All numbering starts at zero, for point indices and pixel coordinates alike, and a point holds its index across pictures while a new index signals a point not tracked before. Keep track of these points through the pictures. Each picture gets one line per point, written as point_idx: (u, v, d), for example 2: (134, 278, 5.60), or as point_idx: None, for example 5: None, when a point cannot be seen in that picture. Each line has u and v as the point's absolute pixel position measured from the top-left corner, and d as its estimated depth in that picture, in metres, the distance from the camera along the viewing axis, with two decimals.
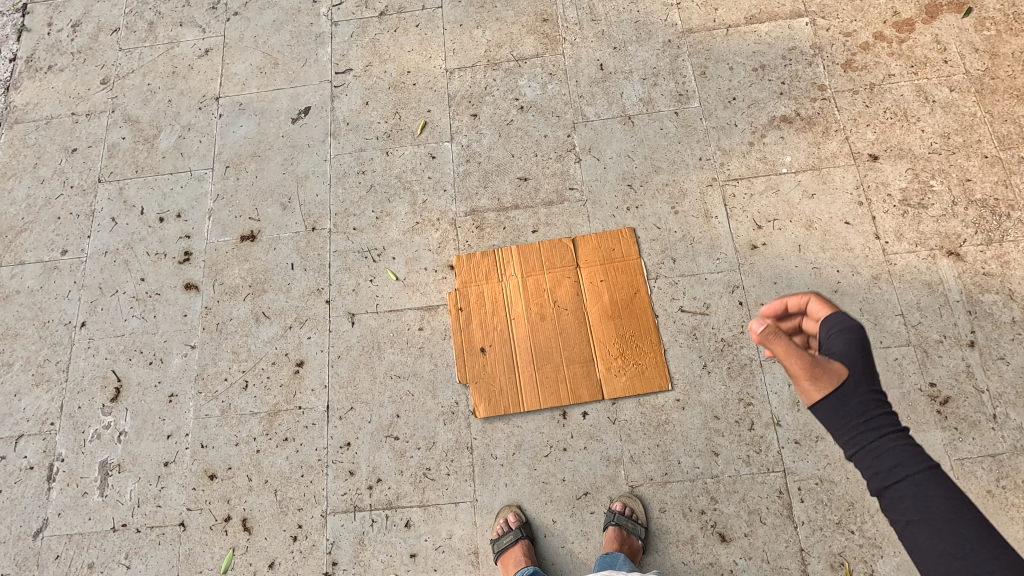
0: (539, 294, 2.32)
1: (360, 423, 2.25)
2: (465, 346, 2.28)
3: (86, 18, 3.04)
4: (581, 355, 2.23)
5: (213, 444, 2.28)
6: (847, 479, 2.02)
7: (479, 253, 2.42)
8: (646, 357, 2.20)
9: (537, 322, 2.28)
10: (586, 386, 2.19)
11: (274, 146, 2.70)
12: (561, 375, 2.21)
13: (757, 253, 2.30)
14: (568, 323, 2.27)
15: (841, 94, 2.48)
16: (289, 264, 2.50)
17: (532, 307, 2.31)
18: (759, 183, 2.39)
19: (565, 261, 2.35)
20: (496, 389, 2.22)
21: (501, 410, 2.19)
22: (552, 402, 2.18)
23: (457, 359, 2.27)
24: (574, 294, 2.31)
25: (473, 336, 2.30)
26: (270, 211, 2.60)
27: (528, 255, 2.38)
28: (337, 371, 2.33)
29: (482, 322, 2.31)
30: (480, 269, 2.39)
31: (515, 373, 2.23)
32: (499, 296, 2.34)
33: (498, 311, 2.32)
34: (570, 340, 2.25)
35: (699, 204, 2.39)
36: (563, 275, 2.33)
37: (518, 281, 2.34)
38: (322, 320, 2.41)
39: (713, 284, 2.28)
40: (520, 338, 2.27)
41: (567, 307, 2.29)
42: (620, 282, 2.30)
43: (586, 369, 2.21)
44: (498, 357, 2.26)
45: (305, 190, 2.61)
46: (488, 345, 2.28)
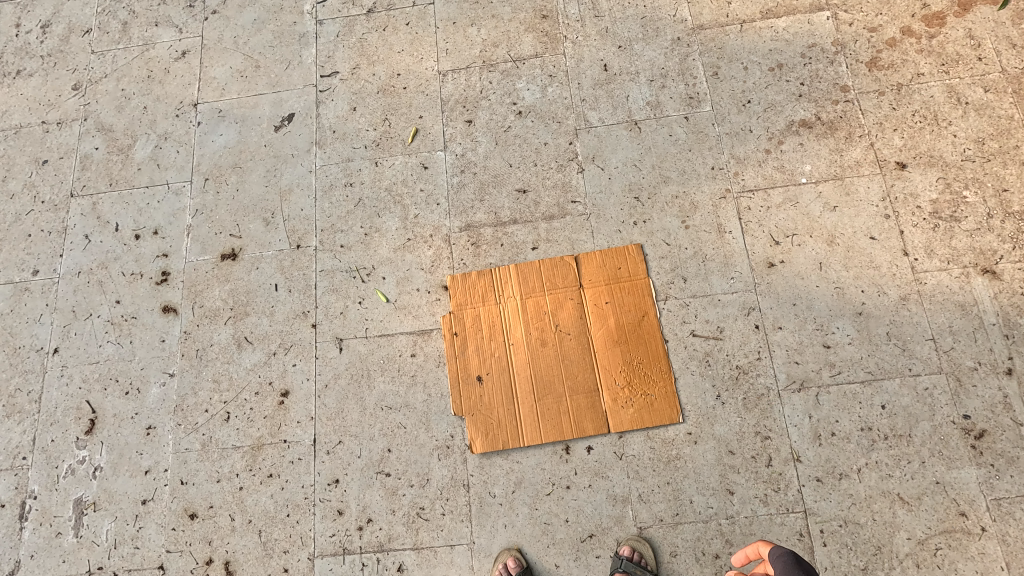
0: (540, 318, 2.15)
1: (349, 458, 2.11)
2: (461, 375, 2.13)
3: (56, 18, 2.86)
4: (585, 385, 2.07)
5: (194, 480, 2.14)
6: (873, 521, 1.87)
7: (474, 272, 2.25)
8: (656, 387, 2.04)
9: (537, 349, 2.12)
10: (590, 419, 2.04)
11: (256, 156, 2.53)
12: (563, 407, 2.06)
13: (774, 271, 2.13)
14: (570, 350, 2.11)
15: (866, 95, 2.28)
16: (272, 285, 2.34)
17: (532, 332, 2.14)
18: (777, 195, 2.21)
19: (567, 281, 2.18)
20: (494, 423, 2.07)
21: (500, 445, 2.04)
22: (554, 437, 2.04)
23: (452, 388, 2.12)
24: (577, 318, 2.14)
25: (469, 364, 2.14)
26: (252, 227, 2.43)
27: (527, 275, 2.21)
28: (325, 401, 2.18)
29: (479, 349, 2.15)
30: (476, 290, 2.22)
31: (515, 404, 2.08)
32: (496, 320, 2.17)
33: (495, 337, 2.16)
34: (572, 368, 2.09)
35: (711, 218, 2.22)
36: (565, 297, 2.17)
37: (517, 303, 2.18)
38: (308, 346, 2.25)
39: (727, 306, 2.12)
40: (519, 366, 2.11)
41: (570, 331, 2.13)
42: (626, 305, 2.13)
43: (590, 401, 2.05)
44: (495, 387, 2.10)
45: (289, 204, 2.44)
46: (484, 374, 2.12)
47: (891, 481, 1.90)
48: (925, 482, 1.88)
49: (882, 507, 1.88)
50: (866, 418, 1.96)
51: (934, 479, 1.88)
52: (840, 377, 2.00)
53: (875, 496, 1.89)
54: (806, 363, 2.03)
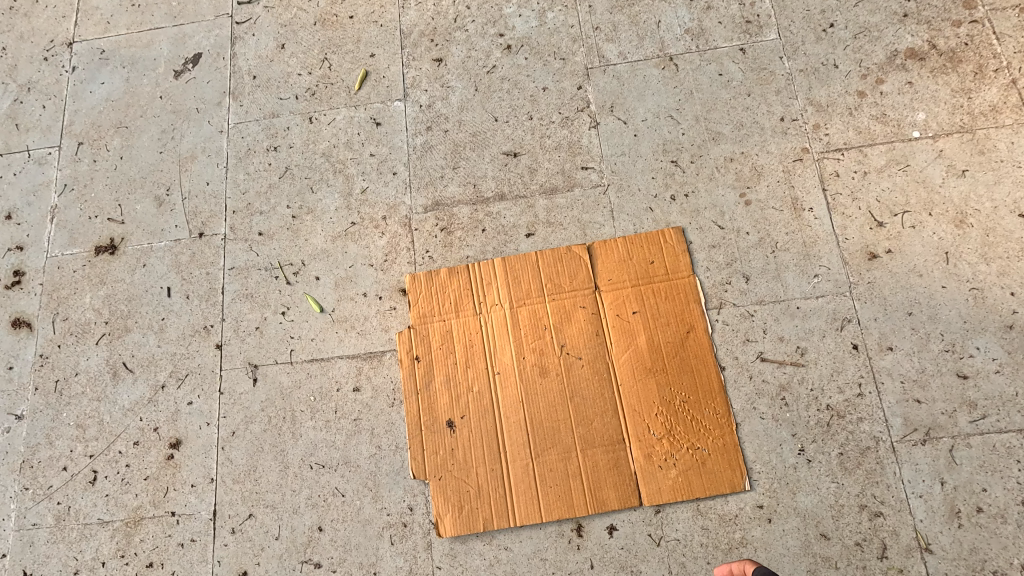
0: (538, 336, 1.49)
1: (263, 541, 1.46)
2: (424, 420, 1.47)
3: None
4: (605, 435, 1.42)
5: (42, 572, 1.49)
6: None
7: (444, 269, 1.58)
8: (709, 439, 1.38)
9: (535, 381, 1.46)
10: (613, 486, 1.39)
11: (148, 112, 1.85)
12: (573, 468, 1.40)
13: (878, 265, 1.46)
14: (582, 382, 1.45)
15: (999, 14, 1.61)
16: (163, 289, 1.68)
17: (527, 356, 1.48)
18: (877, 155, 1.54)
19: (576, 283, 1.52)
20: (471, 491, 1.42)
21: (480, 524, 1.40)
22: (560, 512, 1.39)
23: (412, 439, 1.47)
24: (591, 335, 1.48)
25: (436, 403, 1.48)
26: (138, 209, 1.75)
27: (519, 273, 1.55)
28: (230, 457, 1.53)
29: (450, 381, 1.49)
30: (446, 295, 1.55)
31: (502, 463, 1.43)
32: (475, 339, 1.51)
33: (473, 363, 1.50)
34: (586, 409, 1.43)
35: (782, 190, 1.55)
36: (574, 306, 1.50)
37: (504, 314, 1.52)
38: (210, 375, 1.60)
39: (809, 316, 1.46)
40: (508, 406, 1.46)
41: (582, 355, 1.47)
42: (662, 316, 1.47)
43: (612, 458, 1.40)
44: (474, 438, 1.45)
45: (190, 177, 1.77)
46: (458, 418, 1.46)
47: None
48: None
49: None
50: None
51: None
52: (984, 423, 1.35)
53: None
54: (930, 401, 1.37)
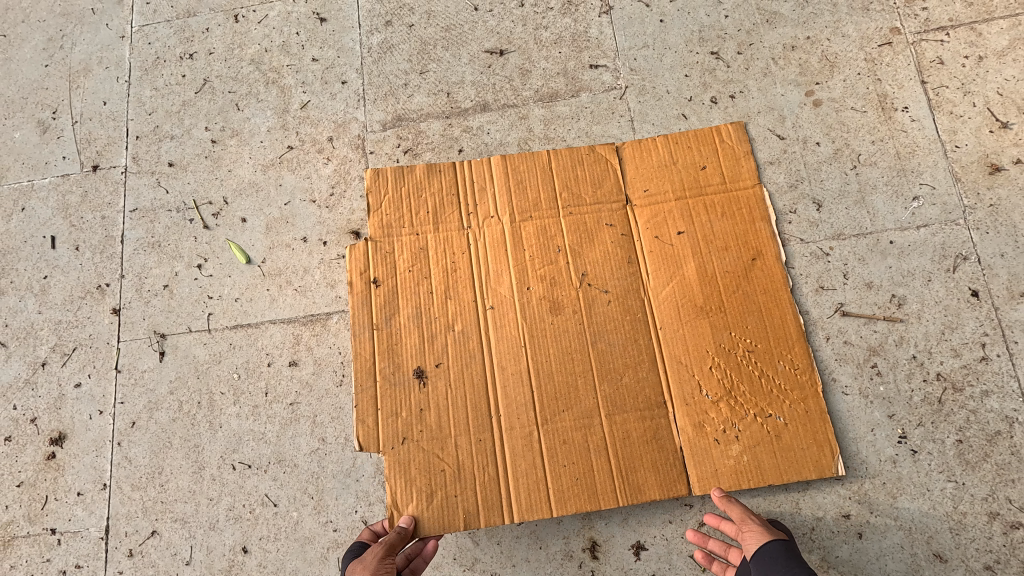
0: (547, 261, 1.08)
1: (168, 567, 1.09)
2: (382, 368, 1.05)
3: None
4: (641, 395, 1.01)
5: None
6: None
7: (419, 166, 1.15)
8: (786, 404, 0.99)
9: (542, 320, 1.06)
10: (652, 469, 0.98)
11: (31, 15, 1.44)
12: (595, 441, 1.00)
13: (1003, 181, 1.06)
14: (609, 323, 1.05)
15: None
16: (47, 238, 1.29)
17: (531, 287, 1.07)
18: (995, 34, 1.13)
19: (601, 192, 1.11)
20: (446, 470, 1.00)
21: (458, 518, 0.98)
22: (575, 503, 0.98)
23: (362, 393, 1.03)
24: (622, 261, 1.08)
25: (400, 347, 1.06)
26: (16, 137, 1.36)
27: (524, 178, 1.13)
28: (129, 455, 1.15)
29: (421, 317, 1.07)
30: (420, 202, 1.13)
31: (492, 432, 1.01)
32: (459, 263, 1.10)
33: (456, 295, 1.08)
34: (614, 360, 1.03)
35: (866, 84, 1.14)
36: (597, 222, 1.10)
37: (502, 230, 1.11)
38: (105, 348, 1.21)
39: (909, 253, 1.05)
40: (504, 354, 1.05)
41: (608, 287, 1.06)
42: (719, 238, 1.07)
43: (651, 428, 1.00)
44: (453, 396, 1.03)
45: (83, 95, 1.37)
46: (431, 367, 1.05)
47: None
48: None
49: None
50: None
51: None
52: None
53: None
54: None
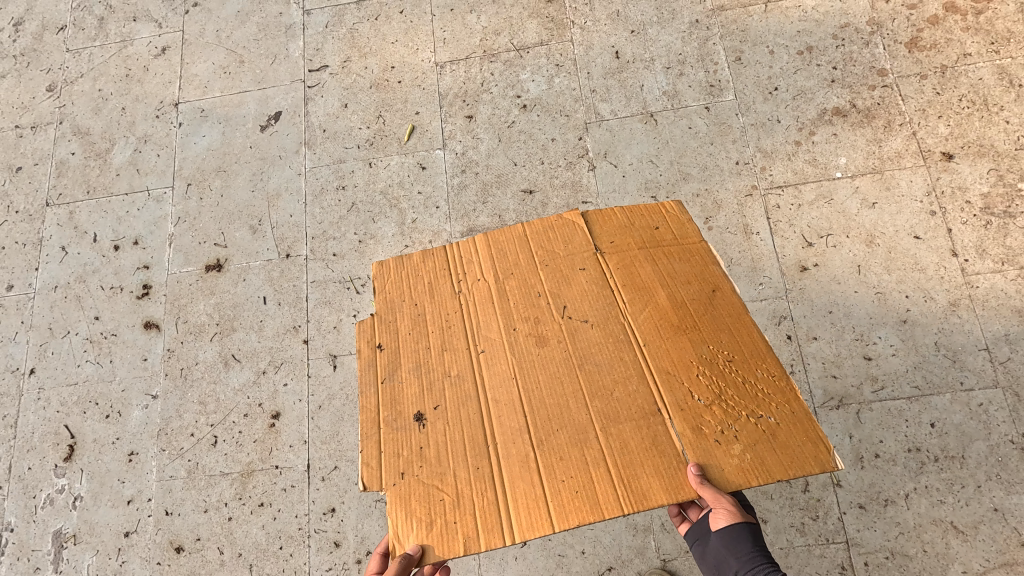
0: (531, 302, 1.22)
1: (345, 485, 1.95)
2: (384, 416, 1.15)
3: (31, 17, 2.69)
4: (632, 407, 1.10)
5: (179, 511, 1.99)
6: (924, 553, 1.69)
7: (415, 253, 1.32)
8: (771, 405, 1.08)
9: (530, 352, 1.17)
10: (652, 473, 1.04)
11: (241, 159, 2.35)
12: (591, 453, 1.06)
13: (808, 275, 1.93)
14: (593, 346, 1.17)
15: (906, 79, 2.07)
16: (261, 298, 2.17)
17: (519, 326, 1.20)
18: (808, 191, 2.01)
19: (573, 248, 1.27)
20: (447, 500, 1.06)
21: (465, 544, 1.01)
22: (581, 514, 1.01)
23: (366, 441, 1.13)
24: (598, 293, 1.22)
25: (400, 394, 1.16)
26: (238, 236, 2.26)
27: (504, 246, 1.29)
28: (318, 424, 2.02)
29: (418, 367, 1.19)
30: (416, 279, 1.28)
31: (490, 459, 1.08)
32: (452, 316, 1.23)
33: (450, 341, 1.20)
34: (602, 377, 1.13)
35: (737, 218, 2.01)
36: (572, 267, 1.25)
37: (488, 285, 1.25)
38: (300, 364, 2.09)
39: (756, 314, 1.92)
40: (496, 385, 1.15)
41: (588, 318, 1.19)
42: (681, 275, 1.23)
43: (648, 436, 1.07)
44: (450, 431, 1.12)
45: (277, 210, 2.26)
46: (428, 410, 1.15)
47: (943, 508, 1.71)
48: (982, 510, 1.70)
49: (934, 537, 1.70)
50: (914, 438, 1.77)
51: (991, 506, 1.70)
52: (883, 393, 1.82)
53: (925, 524, 1.71)
54: (845, 377, 1.84)
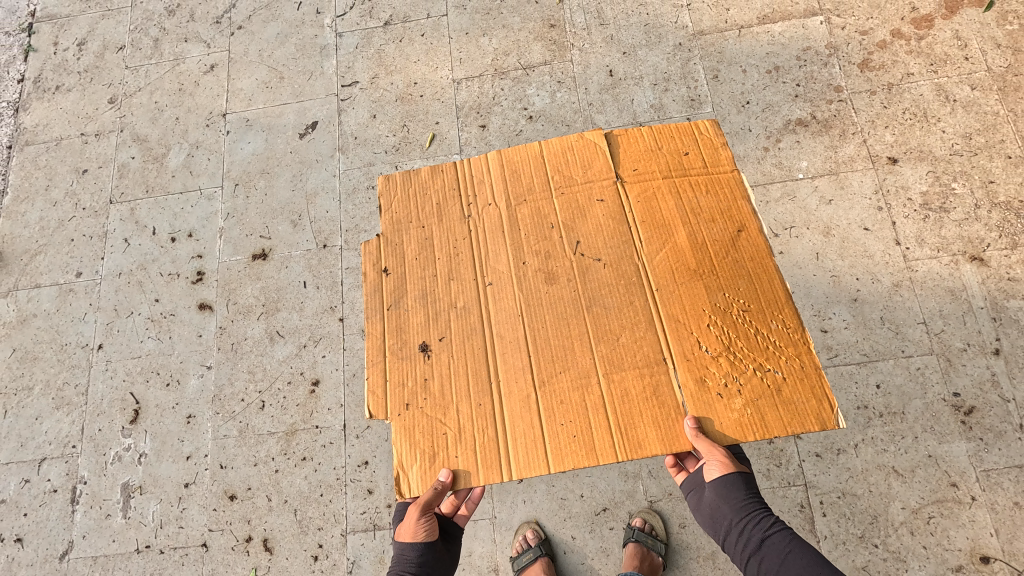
0: (543, 237, 1.40)
1: (377, 442, 2.28)
2: (390, 345, 1.34)
3: (91, 35, 3.01)
4: (637, 355, 1.27)
5: (233, 464, 2.31)
6: (869, 493, 2.01)
7: (428, 173, 1.49)
8: (782, 360, 1.23)
9: (541, 288, 1.35)
10: (650, 423, 1.22)
11: (283, 162, 2.68)
12: (591, 398, 1.25)
13: (774, 261, 2.26)
14: (604, 289, 1.34)
15: (859, 95, 2.42)
16: (301, 282, 2.50)
17: (530, 262, 1.38)
18: (775, 190, 2.35)
19: (591, 172, 1.44)
20: (449, 431, 1.26)
21: (468, 474, 1.22)
22: (576, 457, 1.21)
23: (373, 368, 1.33)
24: (612, 235, 1.38)
25: (407, 324, 1.36)
26: (281, 229, 2.58)
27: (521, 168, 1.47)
28: (353, 390, 2.34)
29: (426, 298, 1.37)
30: (425, 197, 1.47)
31: (493, 399, 1.27)
32: (461, 247, 1.41)
33: (458, 275, 1.38)
34: (609, 322, 1.30)
35: None
36: (590, 198, 1.42)
37: (498, 214, 1.42)
38: (337, 339, 2.41)
39: None
40: (503, 324, 1.33)
41: (602, 257, 1.36)
42: (705, 212, 1.38)
43: (651, 386, 1.24)
44: (453, 364, 1.31)
45: (315, 207, 2.60)
46: (434, 342, 1.34)
47: (885, 455, 2.04)
48: (918, 456, 2.02)
49: (877, 479, 2.02)
50: (862, 397, 2.10)
51: (926, 453, 2.02)
52: (837, 360, 2.14)
53: (871, 469, 2.03)
54: None
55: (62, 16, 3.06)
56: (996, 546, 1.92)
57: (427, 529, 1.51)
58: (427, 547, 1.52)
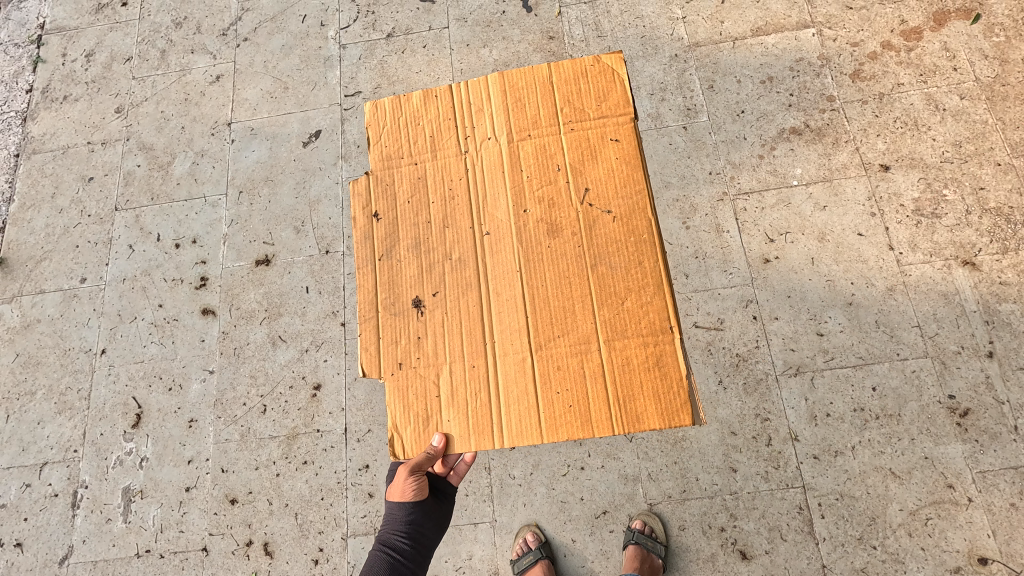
0: (547, 181, 1.37)
1: (378, 445, 2.29)
2: (383, 300, 1.35)
3: (99, 47, 3.06)
4: (641, 322, 1.27)
5: (234, 468, 2.32)
6: (868, 495, 2.03)
7: (424, 102, 1.45)
8: None
9: (543, 241, 1.34)
10: (650, 397, 1.24)
11: (286, 170, 2.72)
12: (590, 366, 1.27)
13: (769, 266, 2.30)
14: (611, 247, 1.32)
15: (851, 104, 2.48)
16: (304, 288, 2.53)
17: (531, 212, 1.36)
18: (770, 197, 2.39)
19: (604, 107, 1.40)
20: (443, 391, 1.30)
21: (461, 438, 1.27)
22: (570, 429, 1.25)
23: (366, 323, 1.35)
24: (624, 184, 1.34)
25: (400, 276, 1.36)
26: (284, 235, 2.62)
27: (527, 98, 1.42)
28: (355, 394, 2.36)
29: (420, 248, 1.38)
30: (420, 130, 1.44)
31: (488, 361, 1.30)
32: (459, 191, 1.40)
33: (455, 223, 1.38)
34: (614, 283, 1.30)
35: (710, 219, 2.39)
36: (601, 138, 1.38)
37: (499, 156, 1.40)
38: (339, 344, 2.43)
39: (727, 299, 2.28)
40: (501, 282, 1.34)
41: (609, 211, 1.34)
42: None
43: (653, 356, 1.25)
44: (448, 321, 1.33)
45: (317, 213, 2.64)
46: (428, 296, 1.35)
47: (882, 457, 2.06)
48: (914, 458, 2.05)
49: (875, 481, 2.04)
50: (858, 399, 2.12)
51: (922, 455, 2.05)
52: (833, 363, 2.17)
53: (869, 470, 2.05)
54: (801, 350, 2.19)
55: (70, 28, 3.12)
56: (992, 547, 1.95)
57: (416, 489, 1.64)
58: (415, 506, 1.68)
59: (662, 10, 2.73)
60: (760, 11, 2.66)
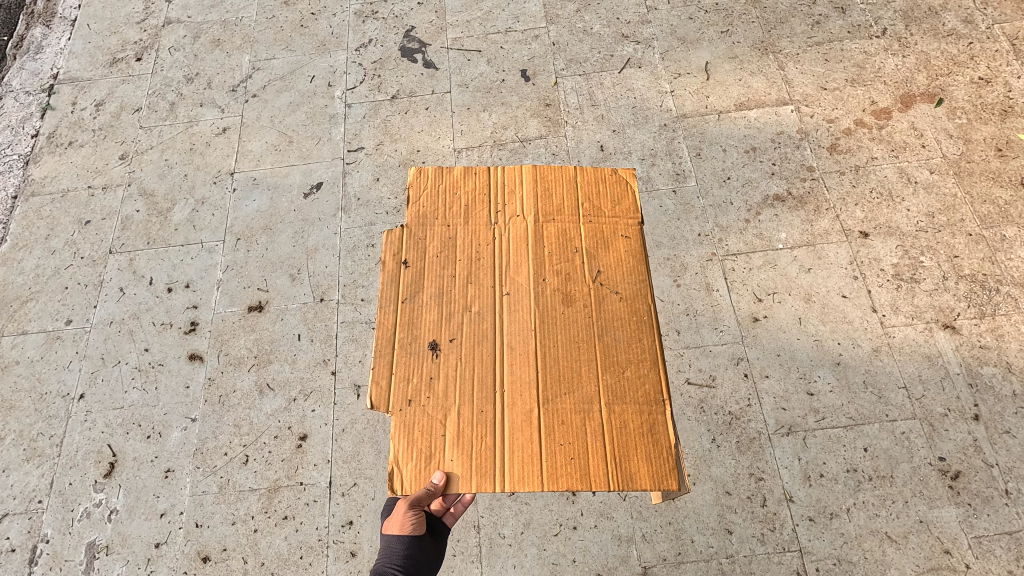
0: (565, 259, 1.43)
1: (363, 500, 2.21)
2: (401, 340, 1.35)
3: (110, 97, 3.16)
4: (639, 390, 1.29)
5: (208, 523, 2.21)
6: (865, 560, 1.99)
7: (462, 174, 1.54)
8: None
9: (556, 308, 1.38)
10: (643, 458, 1.23)
11: (285, 220, 2.76)
12: (591, 424, 1.26)
13: (758, 325, 2.35)
14: (616, 322, 1.36)
15: (829, 175, 2.63)
16: (296, 335, 2.51)
17: (548, 280, 1.41)
18: (757, 258, 2.48)
19: (618, 209, 1.49)
20: (449, 431, 1.27)
21: (462, 477, 1.22)
22: (570, 481, 1.21)
23: (382, 358, 1.33)
24: (632, 271, 1.41)
25: (420, 320, 1.37)
26: (279, 283, 2.62)
27: (553, 189, 1.52)
28: (341, 445, 2.30)
29: (442, 298, 1.40)
30: (454, 197, 1.51)
31: (495, 408, 1.29)
32: (483, 253, 1.44)
33: (478, 280, 1.41)
34: (617, 353, 1.33)
35: (700, 278, 2.46)
36: (613, 233, 1.46)
37: (523, 230, 1.46)
38: (328, 393, 2.39)
39: (717, 356, 2.31)
40: (515, 337, 1.35)
41: (617, 291, 1.39)
42: None
43: (646, 421, 1.26)
44: (461, 368, 1.32)
45: (314, 262, 2.66)
46: (444, 342, 1.35)
47: (878, 520, 2.04)
48: (910, 521, 2.03)
49: (872, 545, 2.01)
50: (851, 460, 2.12)
51: (918, 518, 2.03)
52: (824, 423, 2.18)
53: (865, 534, 2.02)
54: (792, 409, 2.21)
55: (83, 79, 3.23)
56: None
57: (414, 524, 1.60)
58: (412, 540, 1.61)
59: (652, 84, 2.93)
60: (742, 88, 2.86)
